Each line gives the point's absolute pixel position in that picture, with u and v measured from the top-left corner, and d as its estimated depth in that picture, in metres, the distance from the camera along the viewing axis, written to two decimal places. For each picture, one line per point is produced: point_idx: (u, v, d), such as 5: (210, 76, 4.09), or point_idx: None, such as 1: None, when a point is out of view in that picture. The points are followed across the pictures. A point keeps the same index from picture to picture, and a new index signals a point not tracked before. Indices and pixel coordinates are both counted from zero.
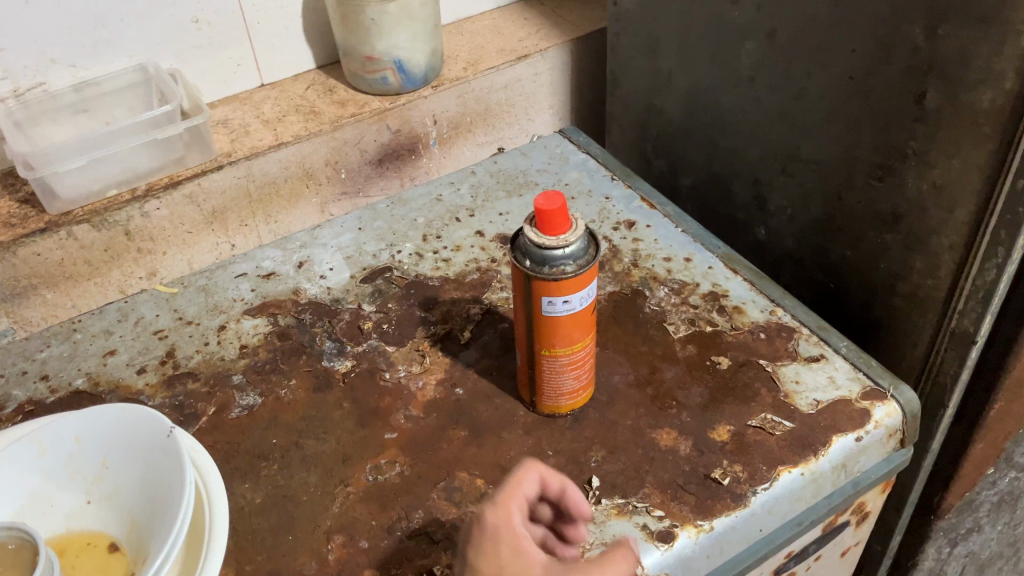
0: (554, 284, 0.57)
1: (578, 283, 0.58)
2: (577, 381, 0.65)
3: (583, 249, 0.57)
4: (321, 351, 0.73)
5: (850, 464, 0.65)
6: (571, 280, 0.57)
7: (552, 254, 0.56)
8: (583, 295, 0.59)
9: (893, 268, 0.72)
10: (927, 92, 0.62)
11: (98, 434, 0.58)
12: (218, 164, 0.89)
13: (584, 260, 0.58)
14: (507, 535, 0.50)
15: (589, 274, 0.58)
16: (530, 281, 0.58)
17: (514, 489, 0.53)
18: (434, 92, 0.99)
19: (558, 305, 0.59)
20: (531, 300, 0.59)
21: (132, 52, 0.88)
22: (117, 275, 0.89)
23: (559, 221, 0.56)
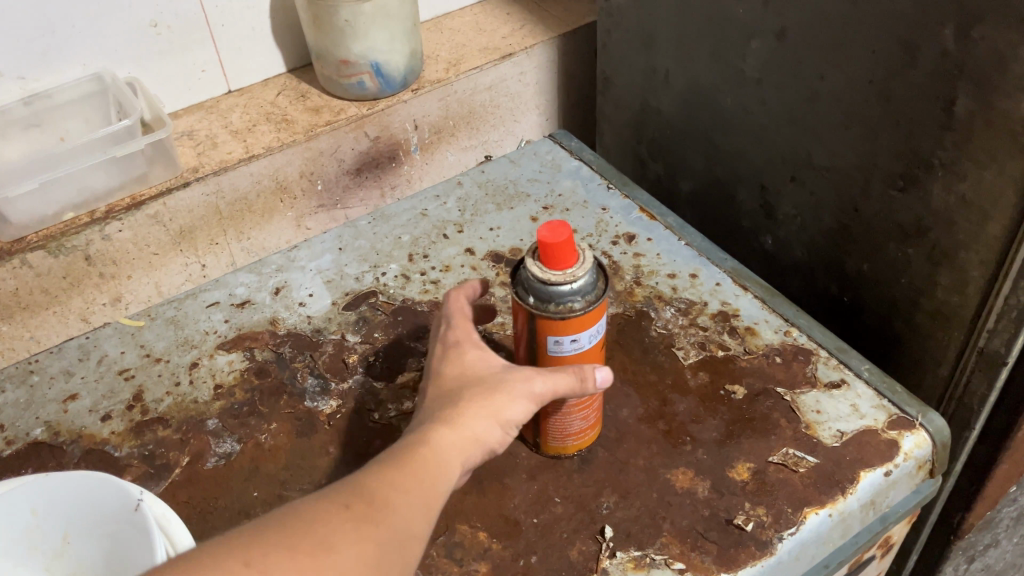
0: (561, 323, 0.52)
1: (587, 320, 0.52)
2: (585, 422, 0.59)
3: (591, 283, 0.52)
4: (303, 389, 0.67)
5: (878, 500, 0.60)
6: (579, 318, 0.52)
7: (559, 290, 0.51)
8: (591, 332, 0.54)
9: (915, 283, 0.68)
10: (957, 98, 0.57)
11: (56, 506, 0.51)
12: (184, 180, 0.83)
13: (593, 295, 0.52)
14: (469, 344, 0.56)
15: (599, 309, 0.53)
16: (534, 319, 0.53)
17: (463, 314, 0.58)
18: (414, 96, 0.92)
19: (565, 344, 0.54)
20: (535, 338, 0.54)
21: (87, 60, 0.81)
22: (78, 302, 0.83)
23: (565, 253, 0.51)
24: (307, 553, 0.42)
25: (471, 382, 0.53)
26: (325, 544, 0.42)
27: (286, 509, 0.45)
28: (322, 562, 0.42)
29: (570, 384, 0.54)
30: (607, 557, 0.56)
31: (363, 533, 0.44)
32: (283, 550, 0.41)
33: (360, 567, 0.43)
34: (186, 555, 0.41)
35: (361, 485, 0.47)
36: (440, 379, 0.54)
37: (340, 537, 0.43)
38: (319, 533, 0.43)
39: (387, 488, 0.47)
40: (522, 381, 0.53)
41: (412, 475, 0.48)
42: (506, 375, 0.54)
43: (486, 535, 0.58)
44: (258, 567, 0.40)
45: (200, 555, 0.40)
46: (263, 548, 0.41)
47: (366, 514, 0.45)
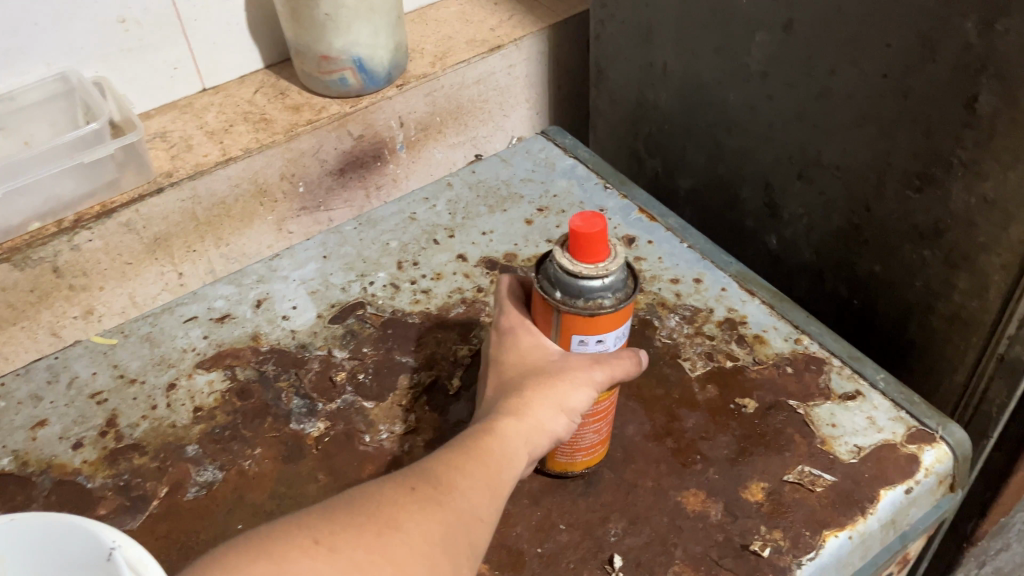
0: (588, 319, 0.49)
1: (615, 318, 0.49)
2: (600, 435, 0.56)
3: (622, 280, 0.48)
4: (288, 411, 0.63)
5: (899, 519, 0.58)
6: (606, 316, 0.48)
7: (589, 286, 0.47)
8: (617, 333, 0.51)
9: (932, 286, 0.65)
10: (980, 94, 0.54)
11: (21, 561, 0.46)
12: (158, 186, 0.78)
13: (623, 293, 0.48)
14: (522, 328, 0.53)
15: (629, 308, 0.49)
16: (559, 315, 0.49)
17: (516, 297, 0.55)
18: (399, 92, 0.88)
19: (589, 343, 0.50)
20: (558, 335, 0.51)
21: (50, 60, 0.76)
22: (48, 316, 0.78)
23: (598, 247, 0.47)
24: (374, 531, 0.40)
25: (531, 370, 0.51)
26: (392, 522, 0.41)
27: (348, 493, 0.44)
28: (390, 539, 0.40)
29: (627, 368, 0.52)
30: None
31: (430, 512, 0.42)
32: (350, 530, 0.40)
33: (429, 545, 0.41)
34: (251, 533, 0.40)
35: (424, 470, 0.46)
36: (500, 370, 0.53)
37: (406, 515, 0.42)
38: (385, 512, 0.42)
39: (450, 473, 0.45)
40: (583, 367, 0.50)
41: (475, 460, 0.46)
42: (564, 362, 0.51)
43: (487, 566, 0.54)
44: (328, 544, 0.39)
45: (268, 533, 0.39)
46: (331, 522, 0.40)
47: (431, 494, 0.44)
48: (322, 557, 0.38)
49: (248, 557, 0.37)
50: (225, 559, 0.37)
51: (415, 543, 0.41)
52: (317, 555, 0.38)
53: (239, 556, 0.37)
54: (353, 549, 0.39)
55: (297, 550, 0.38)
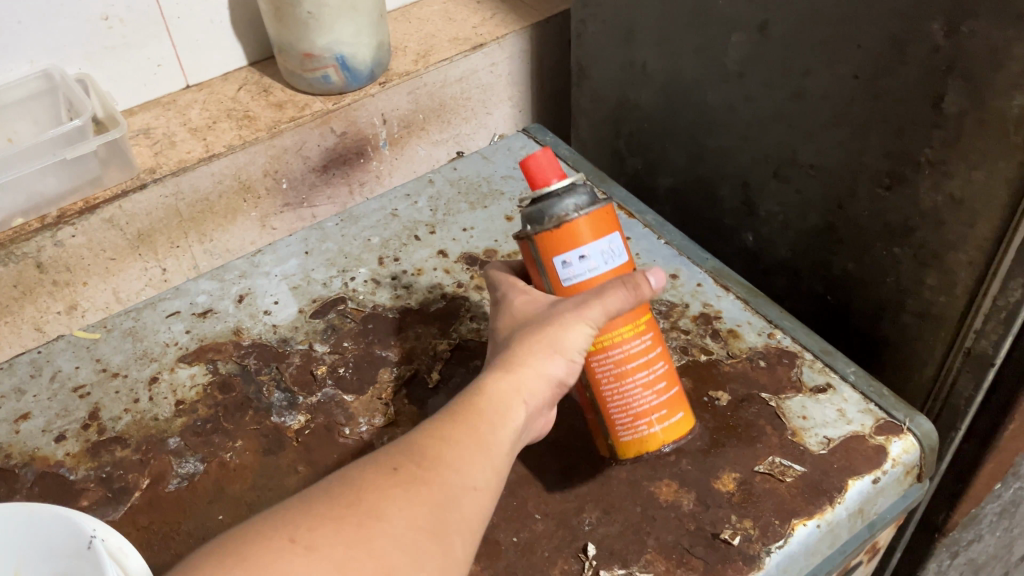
0: (560, 233, 0.52)
1: (586, 227, 0.52)
2: (654, 395, 0.55)
3: (581, 192, 0.53)
4: (269, 404, 0.64)
5: (867, 508, 0.59)
6: (574, 221, 0.52)
7: (548, 201, 0.53)
8: (600, 247, 0.53)
9: (902, 282, 0.66)
10: (947, 94, 0.55)
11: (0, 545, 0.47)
12: (141, 182, 0.79)
13: (586, 204, 0.53)
14: (514, 291, 0.55)
15: (597, 215, 0.53)
16: (535, 243, 0.53)
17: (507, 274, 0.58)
18: (382, 90, 0.89)
19: (575, 263, 0.53)
20: (546, 270, 0.54)
21: (34, 57, 0.77)
22: (31, 312, 0.79)
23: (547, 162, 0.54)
24: (355, 522, 0.41)
25: (525, 322, 0.53)
26: (373, 512, 0.42)
27: (336, 477, 0.45)
28: (371, 531, 0.41)
29: (623, 299, 0.50)
30: None
31: (415, 496, 0.43)
32: (328, 524, 0.40)
33: (413, 530, 0.41)
34: (234, 534, 0.40)
35: (412, 447, 0.46)
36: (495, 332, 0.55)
37: (389, 503, 0.42)
38: (366, 501, 0.42)
39: (440, 445, 0.46)
40: (571, 308, 0.51)
41: (466, 428, 0.47)
42: (554, 309, 0.52)
43: None
44: (303, 543, 0.39)
45: (248, 535, 0.40)
46: (309, 522, 0.40)
47: (416, 475, 0.44)
48: (298, 560, 0.38)
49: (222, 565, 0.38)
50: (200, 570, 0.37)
51: (398, 532, 0.41)
52: (293, 556, 0.38)
53: (213, 566, 0.38)
54: (331, 545, 0.39)
55: (273, 554, 0.39)
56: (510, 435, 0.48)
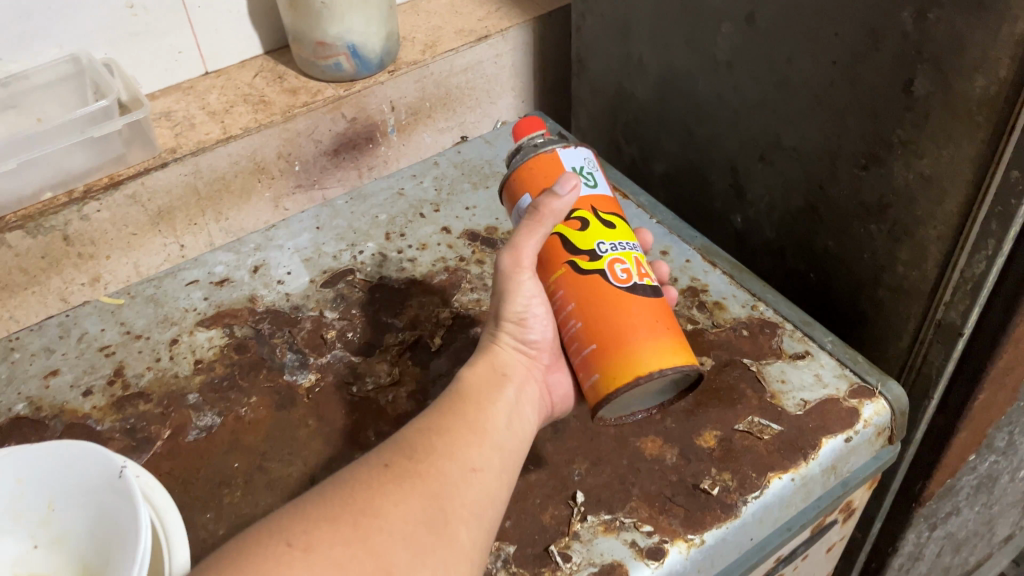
0: (507, 192, 0.60)
1: (514, 182, 0.59)
2: (576, 358, 0.56)
3: (519, 151, 0.60)
4: (282, 364, 0.68)
5: (840, 465, 0.63)
6: (510, 178, 0.60)
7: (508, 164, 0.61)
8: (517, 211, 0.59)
9: (878, 259, 0.70)
10: (916, 79, 0.59)
11: (42, 472, 0.52)
12: (162, 161, 0.83)
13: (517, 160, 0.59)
14: None
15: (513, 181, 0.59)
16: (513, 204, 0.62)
17: None
18: (391, 78, 0.94)
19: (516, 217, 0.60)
20: None
21: (63, 42, 0.82)
22: (57, 282, 0.83)
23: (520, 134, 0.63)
24: (351, 522, 0.44)
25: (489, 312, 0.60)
26: (368, 511, 0.45)
27: (330, 482, 0.48)
28: (369, 527, 0.44)
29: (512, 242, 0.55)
30: (578, 521, 0.58)
31: (409, 489, 0.46)
32: (326, 525, 0.43)
33: (410, 523, 0.45)
34: (234, 546, 0.43)
35: (402, 445, 0.50)
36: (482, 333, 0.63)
37: (384, 500, 0.46)
38: (361, 500, 0.45)
39: (431, 437, 0.50)
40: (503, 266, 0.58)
41: (451, 419, 0.52)
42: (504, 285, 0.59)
43: None
44: (300, 546, 0.42)
45: (246, 541, 0.43)
46: (309, 522, 0.44)
47: (408, 469, 0.48)
48: (297, 563, 0.41)
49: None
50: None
51: (394, 528, 0.44)
52: (293, 559, 0.41)
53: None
54: (330, 546, 0.42)
55: (273, 559, 0.41)
56: (501, 411, 0.54)
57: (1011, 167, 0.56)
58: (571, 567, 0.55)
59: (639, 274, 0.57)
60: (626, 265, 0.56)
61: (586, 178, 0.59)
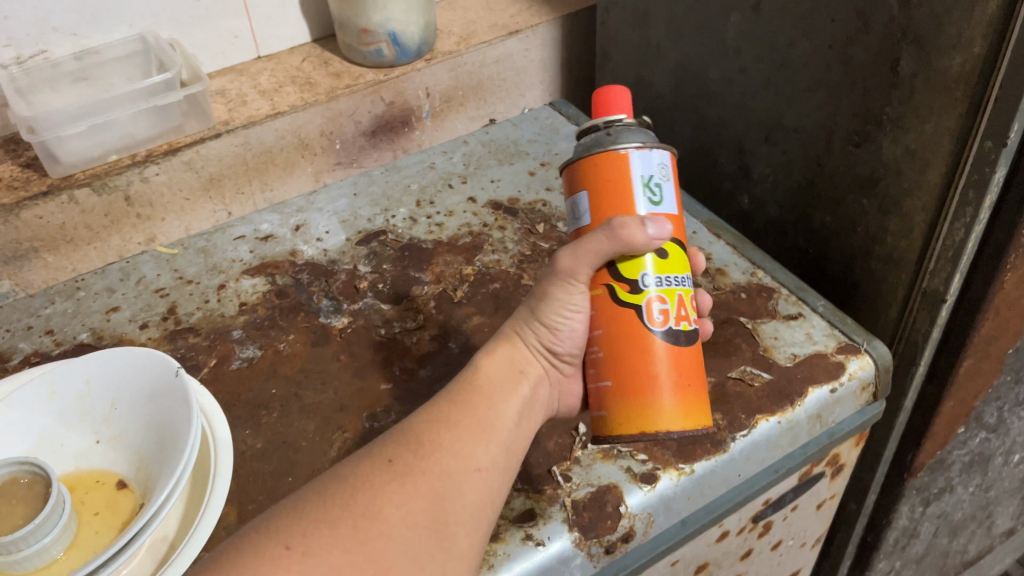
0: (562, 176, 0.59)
1: (568, 177, 0.57)
2: (602, 388, 0.56)
3: (588, 138, 0.57)
4: (318, 308, 0.75)
5: (825, 415, 0.68)
6: (565, 166, 0.58)
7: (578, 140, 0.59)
8: (570, 203, 0.58)
9: (870, 230, 0.75)
10: (901, 59, 0.65)
11: (106, 376, 0.63)
12: (216, 132, 0.91)
13: (583, 150, 0.57)
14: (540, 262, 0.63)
15: (572, 172, 0.57)
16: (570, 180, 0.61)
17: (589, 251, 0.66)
18: (427, 65, 1.01)
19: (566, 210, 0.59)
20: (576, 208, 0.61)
21: (132, 22, 0.90)
22: (116, 240, 0.91)
23: (602, 108, 0.58)
24: (350, 525, 0.45)
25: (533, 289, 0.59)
26: (369, 514, 0.46)
27: (332, 475, 0.49)
28: (368, 532, 0.45)
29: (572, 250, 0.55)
30: (579, 448, 0.64)
31: (410, 490, 0.47)
32: (325, 528, 0.44)
33: (410, 526, 0.46)
34: (238, 534, 0.45)
35: (405, 439, 0.51)
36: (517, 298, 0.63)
37: (386, 502, 0.46)
38: (362, 502, 0.46)
39: (436, 432, 0.51)
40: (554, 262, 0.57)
41: (458, 416, 0.52)
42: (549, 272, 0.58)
43: None
44: (300, 550, 0.43)
45: (245, 542, 0.44)
46: (309, 518, 0.45)
47: (410, 469, 0.48)
48: (295, 565, 0.42)
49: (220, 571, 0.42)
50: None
51: (394, 534, 0.45)
52: (290, 563, 0.42)
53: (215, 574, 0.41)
54: (327, 552, 0.43)
55: (272, 562, 0.42)
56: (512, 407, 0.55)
57: (986, 137, 0.62)
58: (571, 485, 0.61)
59: (676, 317, 0.56)
60: (666, 305, 0.55)
61: (650, 191, 0.55)
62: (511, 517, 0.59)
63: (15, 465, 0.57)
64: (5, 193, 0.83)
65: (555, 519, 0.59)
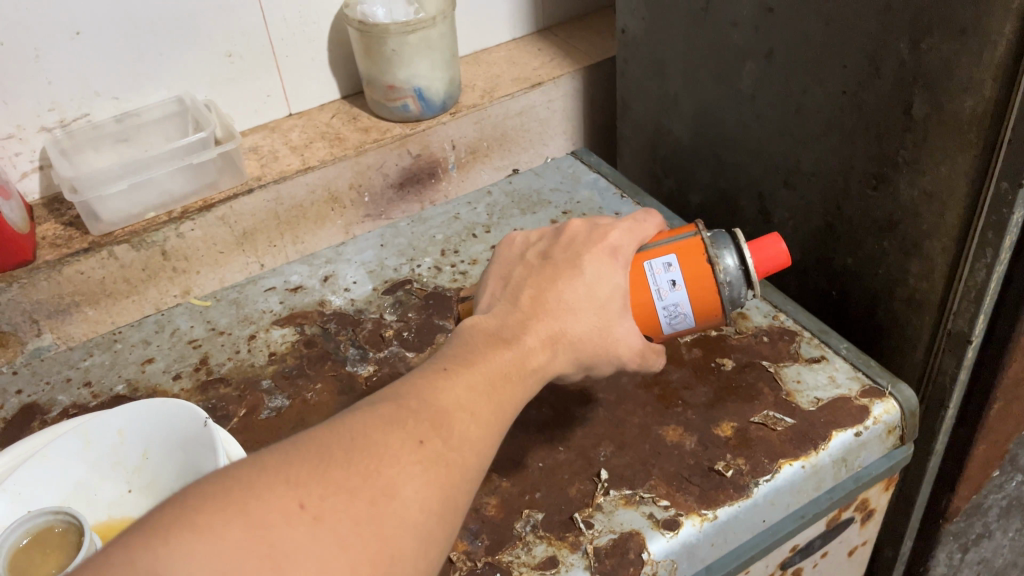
0: (709, 280, 0.60)
1: (709, 303, 0.60)
2: None
3: (739, 292, 0.62)
4: (345, 357, 0.77)
5: (851, 458, 0.68)
6: (719, 295, 0.60)
7: (736, 268, 0.61)
8: (683, 305, 0.60)
9: (892, 272, 0.75)
10: (914, 102, 0.65)
11: (137, 427, 0.65)
12: (249, 187, 0.94)
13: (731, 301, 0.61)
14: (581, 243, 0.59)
15: (713, 304, 0.60)
16: (697, 245, 0.60)
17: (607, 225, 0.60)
18: (452, 119, 1.04)
19: (679, 294, 0.59)
20: (673, 253, 0.60)
21: (170, 84, 0.94)
22: (154, 293, 0.94)
23: (765, 257, 0.63)
24: (367, 498, 0.42)
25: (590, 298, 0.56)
26: (388, 490, 0.42)
27: (353, 428, 0.45)
28: (383, 509, 0.42)
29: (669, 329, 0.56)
30: (601, 495, 0.64)
31: (432, 479, 0.44)
32: (341, 494, 0.41)
33: (424, 513, 0.43)
34: (242, 465, 0.42)
35: (435, 417, 0.47)
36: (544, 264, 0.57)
37: (406, 481, 0.43)
38: (384, 477, 0.43)
39: (463, 421, 0.48)
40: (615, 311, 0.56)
41: (483, 411, 0.49)
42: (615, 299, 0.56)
43: (497, 474, 0.66)
44: (313, 512, 0.40)
45: (252, 482, 0.40)
46: (327, 479, 0.41)
47: (437, 455, 0.45)
48: (303, 527, 0.39)
49: (218, 508, 0.38)
50: (199, 513, 0.38)
51: (407, 515, 0.42)
52: (299, 523, 0.39)
53: (212, 513, 0.38)
54: (338, 521, 0.40)
55: (280, 515, 0.39)
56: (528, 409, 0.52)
57: (1001, 179, 0.61)
58: (593, 532, 0.61)
59: None
60: None
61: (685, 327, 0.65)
62: (532, 564, 0.60)
63: (50, 515, 0.59)
64: (47, 250, 0.86)
65: (576, 566, 0.59)
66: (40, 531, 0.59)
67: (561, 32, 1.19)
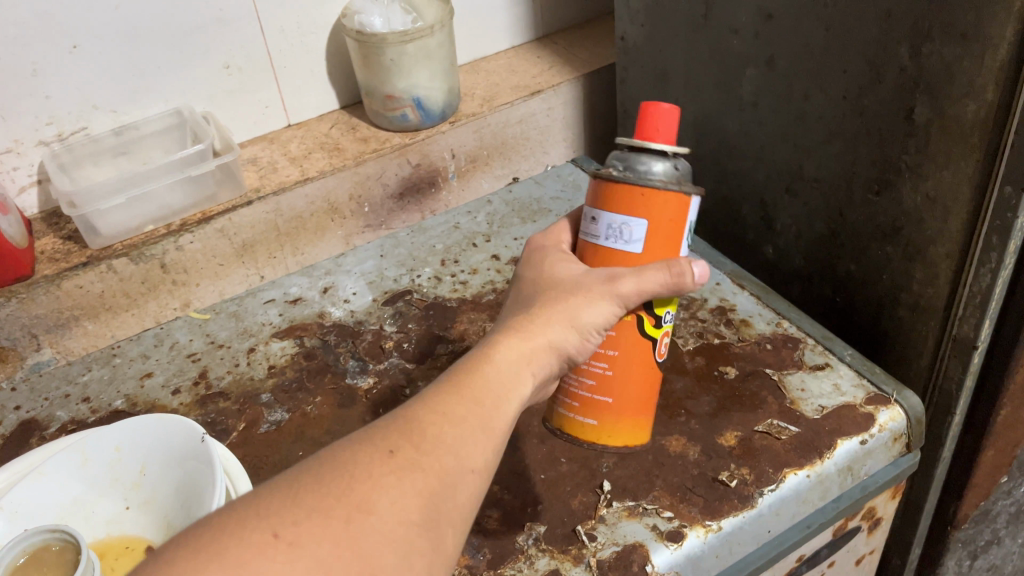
0: (609, 186, 0.57)
1: (627, 200, 0.56)
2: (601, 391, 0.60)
3: (653, 165, 0.56)
4: (345, 369, 0.76)
5: (856, 467, 0.67)
6: (622, 183, 0.56)
7: (628, 156, 0.57)
8: (616, 220, 0.56)
9: (896, 278, 0.74)
10: (915, 107, 0.65)
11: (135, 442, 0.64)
12: (248, 199, 0.94)
13: (648, 178, 0.55)
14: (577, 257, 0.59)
15: (635, 193, 0.55)
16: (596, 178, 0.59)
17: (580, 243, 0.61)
18: (451, 128, 1.04)
19: (606, 222, 0.57)
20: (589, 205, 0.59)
21: (167, 97, 0.94)
22: (153, 306, 0.93)
23: (653, 126, 0.57)
24: (343, 517, 0.38)
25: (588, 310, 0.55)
26: (365, 505, 0.39)
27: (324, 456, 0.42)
28: (362, 525, 0.38)
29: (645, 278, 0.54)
30: (604, 506, 0.63)
31: (410, 485, 0.41)
32: (315, 516, 0.38)
33: (408, 522, 0.40)
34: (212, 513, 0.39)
35: (406, 425, 0.44)
36: (543, 276, 0.57)
37: (382, 492, 0.40)
38: (359, 491, 0.40)
39: (437, 424, 0.44)
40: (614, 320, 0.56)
41: (461, 408, 0.46)
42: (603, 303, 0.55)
43: (499, 487, 0.65)
44: (288, 539, 0.37)
45: (219, 524, 0.37)
46: (299, 504, 0.38)
47: (411, 461, 0.42)
48: (279, 557, 0.36)
49: (189, 554, 0.36)
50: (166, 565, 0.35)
51: (388, 526, 0.39)
52: (273, 555, 0.36)
53: (180, 561, 0.35)
54: (315, 544, 0.37)
55: (253, 549, 0.36)
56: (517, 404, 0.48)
57: (1004, 183, 0.61)
58: (596, 545, 0.61)
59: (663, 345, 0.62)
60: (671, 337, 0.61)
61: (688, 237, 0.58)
62: None
63: (47, 533, 0.58)
64: (46, 264, 0.86)
65: None
66: (37, 550, 0.58)
67: (561, 39, 1.19)
